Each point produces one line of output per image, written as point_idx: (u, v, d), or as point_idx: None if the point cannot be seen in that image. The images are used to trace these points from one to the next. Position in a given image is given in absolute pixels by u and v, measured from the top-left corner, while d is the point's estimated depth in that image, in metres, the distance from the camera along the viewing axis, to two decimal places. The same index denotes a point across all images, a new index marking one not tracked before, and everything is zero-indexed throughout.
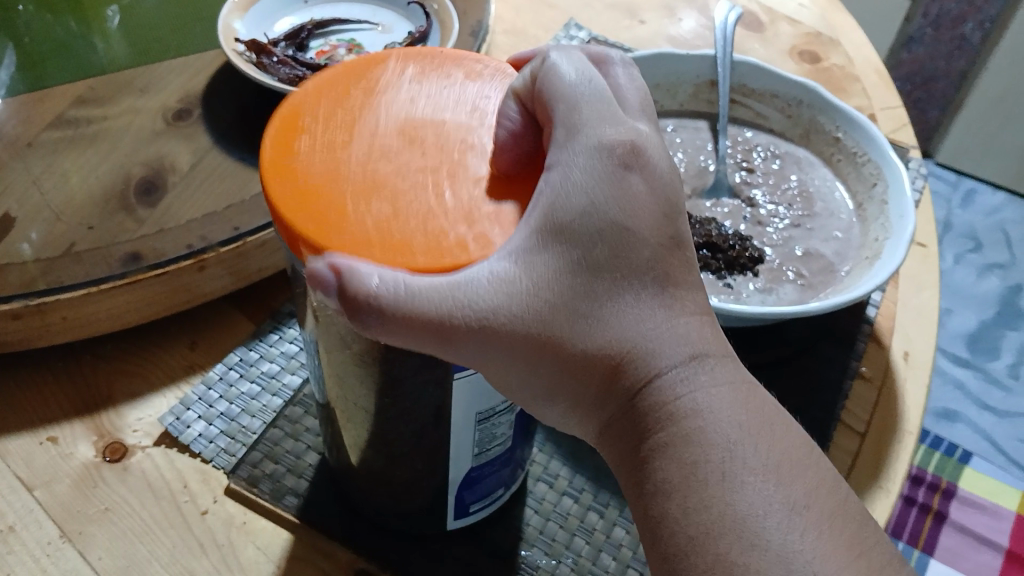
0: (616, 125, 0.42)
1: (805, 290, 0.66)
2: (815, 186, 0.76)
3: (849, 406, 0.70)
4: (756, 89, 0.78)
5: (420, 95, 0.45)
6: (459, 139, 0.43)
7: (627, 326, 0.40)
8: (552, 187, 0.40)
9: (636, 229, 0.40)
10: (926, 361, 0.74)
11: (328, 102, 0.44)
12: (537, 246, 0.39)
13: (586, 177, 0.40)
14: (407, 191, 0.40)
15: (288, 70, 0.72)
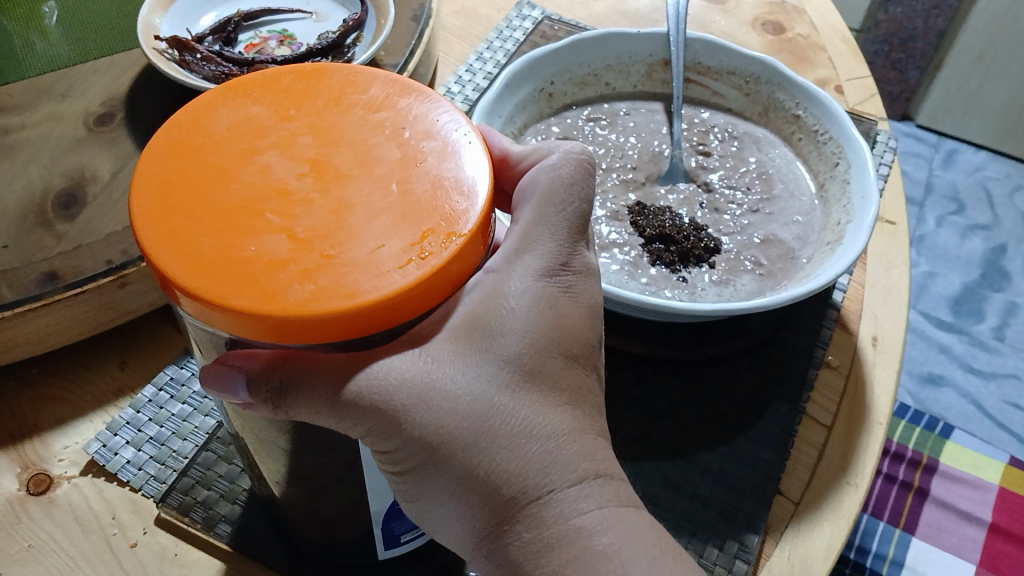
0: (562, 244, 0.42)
1: (764, 280, 0.63)
2: (776, 166, 0.72)
3: (814, 397, 0.67)
4: (711, 66, 0.75)
5: (354, 116, 0.38)
6: (360, 169, 0.36)
7: (514, 425, 0.39)
8: (493, 286, 0.40)
9: (554, 353, 0.41)
10: (896, 345, 0.71)
11: (254, 102, 0.39)
12: (462, 346, 0.38)
13: (523, 293, 0.40)
14: (265, 227, 0.34)
15: (213, 67, 0.69)
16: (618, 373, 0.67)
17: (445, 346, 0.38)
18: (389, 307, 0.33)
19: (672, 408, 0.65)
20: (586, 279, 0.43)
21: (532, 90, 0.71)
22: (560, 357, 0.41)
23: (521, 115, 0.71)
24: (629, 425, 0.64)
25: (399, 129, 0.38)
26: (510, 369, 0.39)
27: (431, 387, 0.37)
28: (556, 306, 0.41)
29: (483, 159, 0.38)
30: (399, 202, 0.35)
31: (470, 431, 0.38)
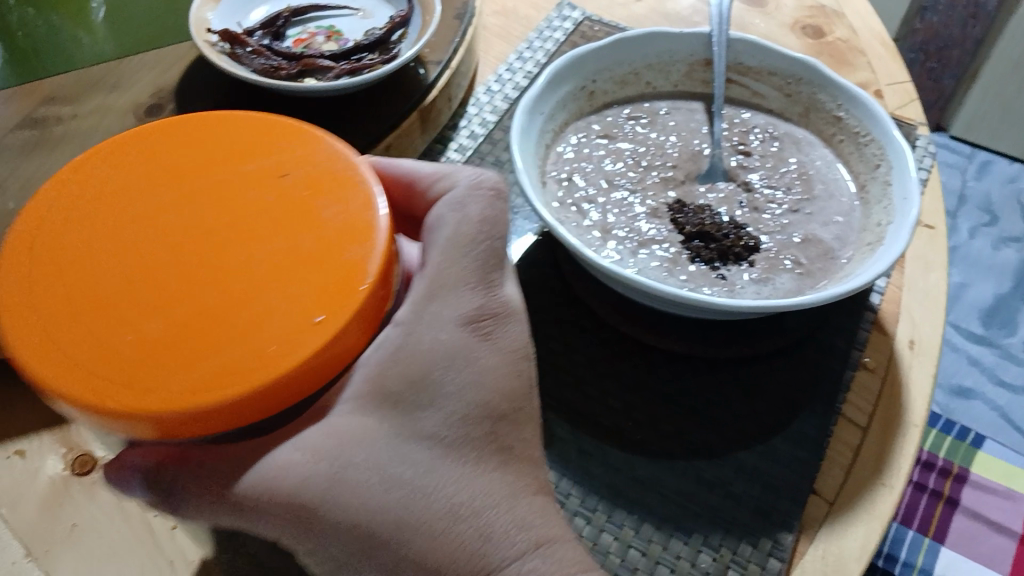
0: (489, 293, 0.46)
1: (803, 280, 0.63)
2: (817, 167, 0.72)
3: (851, 398, 0.68)
4: (752, 66, 0.75)
5: (236, 199, 0.40)
6: (197, 254, 0.38)
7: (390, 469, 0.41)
8: (394, 344, 0.42)
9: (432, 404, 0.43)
10: (932, 350, 0.71)
11: (116, 178, 0.41)
12: (346, 412, 0.41)
13: (444, 344, 0.43)
14: (161, 331, 0.36)
15: (263, 60, 0.70)
16: (654, 370, 0.67)
17: (400, 402, 0.42)
18: (268, 395, 0.36)
19: (707, 406, 0.65)
20: (500, 319, 0.47)
21: (573, 88, 0.72)
22: (490, 415, 0.44)
23: (562, 113, 0.72)
24: (665, 422, 0.64)
25: (274, 179, 0.41)
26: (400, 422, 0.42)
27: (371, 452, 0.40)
28: (481, 357, 0.45)
29: (381, 217, 0.41)
30: (186, 266, 0.38)
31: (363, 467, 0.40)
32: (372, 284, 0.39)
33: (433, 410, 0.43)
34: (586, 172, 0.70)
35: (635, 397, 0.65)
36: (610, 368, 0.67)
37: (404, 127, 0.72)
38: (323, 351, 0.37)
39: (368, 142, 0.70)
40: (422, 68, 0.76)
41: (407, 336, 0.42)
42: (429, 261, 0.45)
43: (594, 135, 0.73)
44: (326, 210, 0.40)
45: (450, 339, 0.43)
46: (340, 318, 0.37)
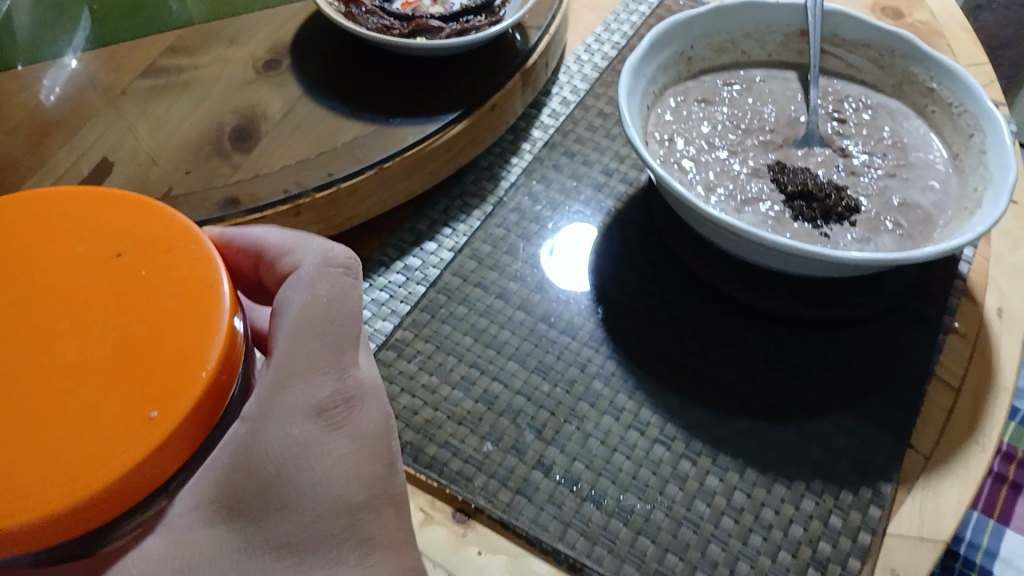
0: (326, 376, 0.39)
1: (904, 241, 0.65)
2: (912, 136, 0.74)
3: (943, 360, 0.69)
4: (848, 39, 0.77)
5: (35, 257, 0.34)
6: (36, 328, 0.32)
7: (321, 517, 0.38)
8: (240, 443, 0.36)
9: (339, 492, 0.39)
10: (1022, 317, 0.72)
11: (13, 242, 0.35)
12: (202, 521, 0.35)
13: (283, 444, 0.37)
14: (46, 432, 0.30)
15: (376, 19, 0.72)
16: (752, 326, 0.69)
17: (311, 484, 0.38)
18: (63, 523, 0.29)
19: (804, 362, 0.67)
20: (354, 404, 0.41)
21: (675, 52, 0.74)
22: (347, 508, 0.39)
23: (663, 77, 0.74)
24: (765, 375, 0.66)
25: (108, 258, 0.35)
26: (320, 499, 0.38)
27: (290, 515, 0.38)
28: (336, 438, 0.40)
29: (224, 299, 0.34)
30: (130, 367, 0.32)
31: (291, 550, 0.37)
32: (212, 371, 0.32)
33: (344, 490, 0.39)
34: (687, 133, 0.71)
35: (734, 350, 0.67)
36: (709, 323, 0.69)
37: (510, 87, 0.74)
38: (146, 460, 0.30)
39: (476, 99, 0.72)
40: (523, 33, 0.79)
41: (299, 417, 0.38)
42: (276, 347, 0.39)
43: (693, 100, 0.75)
44: (155, 291, 0.34)
45: (308, 432, 0.38)
46: (174, 419, 0.31)
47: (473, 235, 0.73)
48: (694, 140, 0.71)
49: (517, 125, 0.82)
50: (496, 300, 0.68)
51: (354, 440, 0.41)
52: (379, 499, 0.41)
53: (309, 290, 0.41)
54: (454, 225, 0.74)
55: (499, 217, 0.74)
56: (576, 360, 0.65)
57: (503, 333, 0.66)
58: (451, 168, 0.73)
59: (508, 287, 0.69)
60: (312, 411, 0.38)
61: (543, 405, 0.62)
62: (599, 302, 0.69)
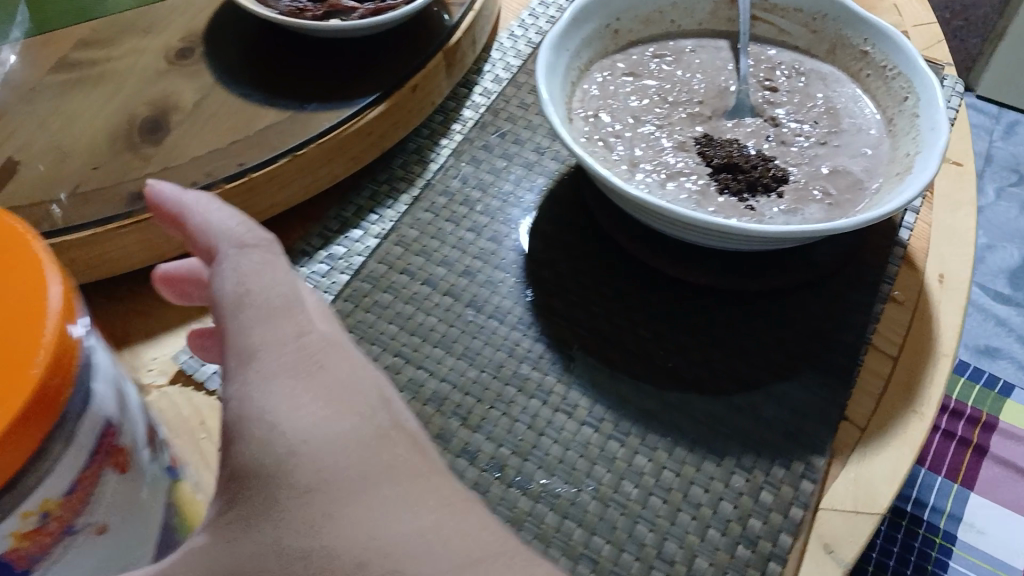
0: (267, 321, 0.36)
1: (833, 209, 0.63)
2: (845, 101, 0.72)
3: (882, 328, 0.68)
4: (779, 3, 0.75)
5: None
6: None
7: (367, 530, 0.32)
8: (238, 408, 0.35)
9: (333, 468, 0.34)
10: (961, 283, 0.71)
11: None
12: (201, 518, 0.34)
13: (270, 398, 0.35)
14: None
15: (289, 1, 0.71)
16: (684, 301, 0.68)
17: (343, 462, 0.34)
18: None
19: (737, 335, 0.66)
20: (313, 335, 0.38)
21: (598, 26, 0.72)
22: (373, 435, 0.36)
23: (588, 51, 0.72)
24: (695, 351, 0.65)
25: None
26: (346, 464, 0.34)
27: (334, 478, 0.34)
28: (321, 408, 0.35)
29: (59, 303, 0.33)
30: None
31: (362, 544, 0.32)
32: (40, 375, 0.31)
33: (317, 461, 0.34)
34: (613, 108, 0.70)
35: (665, 326, 0.66)
36: (640, 300, 0.67)
37: (431, 68, 0.73)
38: None
39: (395, 82, 0.71)
40: (446, 11, 0.77)
41: (263, 397, 0.35)
42: (223, 320, 0.36)
43: (619, 74, 0.73)
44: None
45: (279, 403, 0.35)
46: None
47: (400, 219, 0.71)
48: (617, 112, 0.70)
49: (448, 105, 0.80)
50: (422, 286, 0.67)
51: (330, 396, 0.36)
52: (459, 485, 0.37)
53: (220, 221, 0.38)
54: (380, 210, 0.72)
55: (426, 201, 0.73)
56: (503, 344, 0.64)
57: (428, 319, 0.65)
58: (376, 154, 0.71)
59: (435, 272, 0.68)
60: (273, 383, 0.35)
61: (470, 392, 0.61)
62: (529, 283, 0.68)
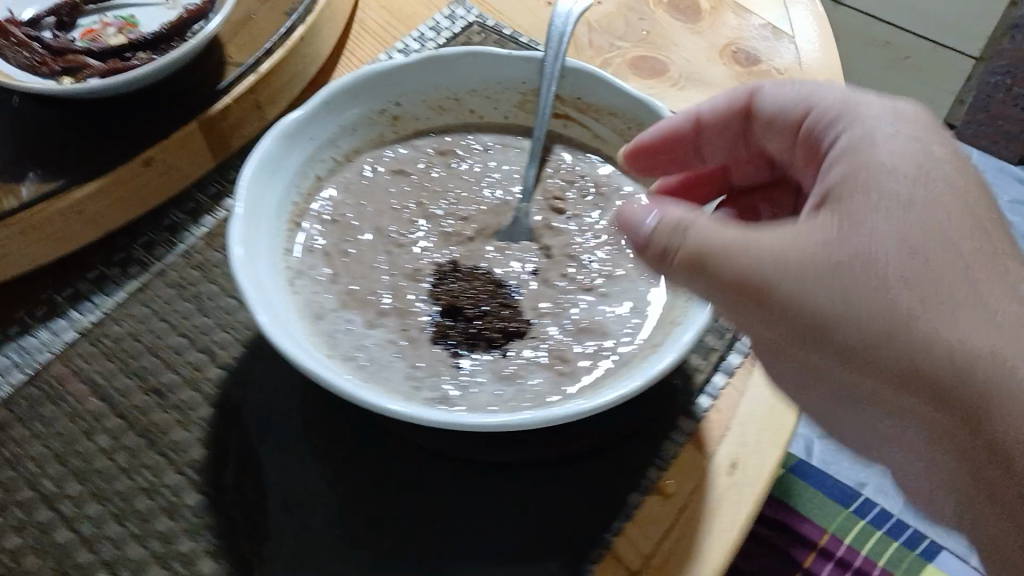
0: (530, 377, 0.51)
1: (563, 380, 0.51)
2: (641, 232, 0.60)
3: (629, 529, 0.53)
4: (592, 104, 0.63)
5: None
6: None
7: (925, 327, 0.42)
8: (706, 250, 0.47)
9: (887, 271, 0.43)
10: (756, 479, 0.56)
11: None
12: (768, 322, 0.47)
13: (697, 284, 0.48)
14: None
15: (21, 53, 0.64)
16: (399, 459, 0.55)
17: (823, 303, 0.44)
18: None
19: (446, 513, 0.53)
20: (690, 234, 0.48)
21: (367, 111, 0.62)
22: (906, 299, 0.43)
23: (351, 139, 0.62)
24: (387, 523, 0.53)
25: None
26: (864, 295, 0.43)
27: (833, 292, 0.44)
28: (919, 226, 0.44)
29: None
30: None
31: (967, 341, 0.42)
32: None
33: (957, 335, 0.42)
34: (361, 210, 0.60)
35: (363, 486, 0.54)
36: (344, 449, 0.55)
37: (175, 139, 0.64)
38: None
39: (123, 154, 0.63)
40: (223, 74, 0.69)
41: (798, 290, 0.45)
42: (732, 238, 0.47)
43: (386, 169, 0.64)
44: None
45: (817, 286, 0.44)
46: None
47: (111, 313, 0.62)
48: (361, 217, 0.59)
49: (229, 174, 0.69)
50: (100, 403, 0.57)
51: (903, 205, 0.45)
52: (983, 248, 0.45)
53: (493, 391, 0.50)
54: (96, 299, 0.62)
55: (151, 292, 0.63)
56: (160, 491, 0.54)
57: (89, 445, 0.56)
58: (98, 233, 0.63)
59: (122, 385, 0.58)
60: (867, 213, 0.45)
61: (96, 546, 0.51)
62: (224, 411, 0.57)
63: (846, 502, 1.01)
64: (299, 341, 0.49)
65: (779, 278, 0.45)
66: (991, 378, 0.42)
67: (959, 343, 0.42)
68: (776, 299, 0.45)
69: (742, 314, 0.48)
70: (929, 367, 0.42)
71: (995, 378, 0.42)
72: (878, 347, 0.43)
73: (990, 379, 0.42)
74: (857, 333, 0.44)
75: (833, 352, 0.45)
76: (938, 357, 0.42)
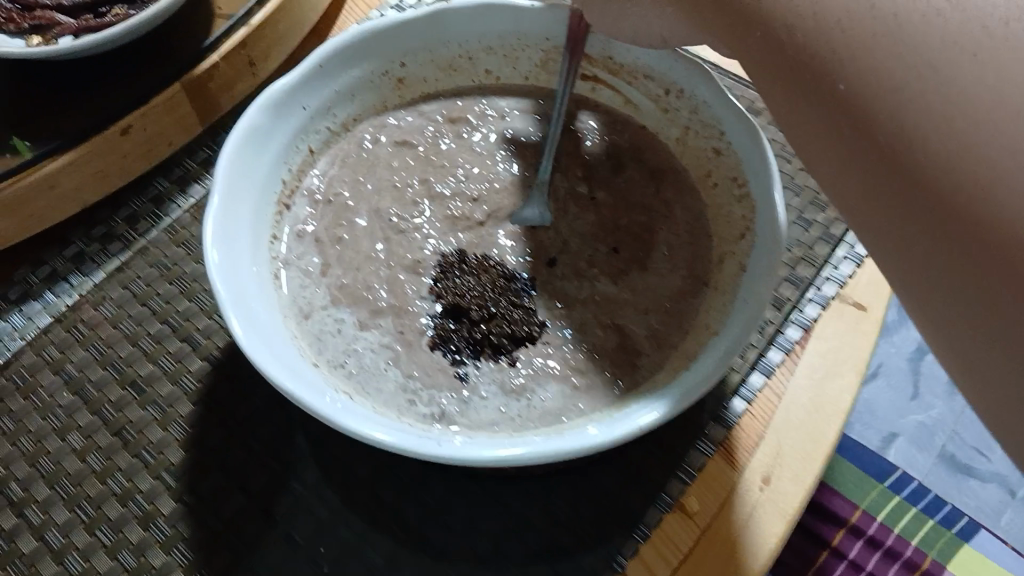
0: (546, 392, 0.45)
1: (577, 395, 0.45)
2: (672, 216, 0.53)
3: (647, 555, 0.48)
4: (624, 64, 0.56)
5: None
6: None
7: (970, 102, 0.31)
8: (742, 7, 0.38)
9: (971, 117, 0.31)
10: (792, 495, 0.50)
11: None
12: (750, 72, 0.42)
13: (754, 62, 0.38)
14: None
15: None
16: (392, 468, 0.51)
17: (909, 95, 0.32)
18: None
19: (440, 531, 0.49)
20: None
21: (368, 73, 0.56)
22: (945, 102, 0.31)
23: (349, 106, 0.57)
24: (376, 542, 0.48)
25: None
26: (924, 91, 0.32)
27: (928, 103, 0.32)
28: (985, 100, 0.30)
29: None
30: None
31: (999, 135, 0.30)
32: None
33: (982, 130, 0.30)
34: (358, 188, 0.55)
35: (351, 495, 0.50)
36: (336, 452, 0.51)
37: (157, 103, 0.58)
38: None
39: (99, 121, 0.57)
40: (212, 27, 0.62)
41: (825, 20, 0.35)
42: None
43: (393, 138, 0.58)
44: None
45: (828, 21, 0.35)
46: None
47: (89, 296, 0.57)
48: (357, 197, 0.54)
49: (219, 138, 0.63)
50: (73, 397, 0.53)
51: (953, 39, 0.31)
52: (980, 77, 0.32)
53: (516, 403, 0.45)
54: (73, 279, 0.58)
55: (130, 273, 0.58)
56: (133, 499, 0.49)
57: (61, 444, 0.51)
58: (73, 206, 0.58)
59: (98, 377, 0.54)
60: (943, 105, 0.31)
61: (65, 555, 0.48)
62: (203, 412, 0.52)
63: (882, 477, 0.94)
64: (281, 352, 0.44)
65: (876, 87, 0.33)
66: (983, 170, 0.30)
67: (972, 133, 0.31)
68: (839, 102, 0.35)
69: (819, 160, 0.37)
70: (990, 201, 0.30)
71: (986, 164, 0.30)
72: (959, 177, 0.31)
73: (992, 174, 0.30)
74: (916, 149, 0.32)
75: (882, 186, 0.34)
76: (929, 147, 0.32)
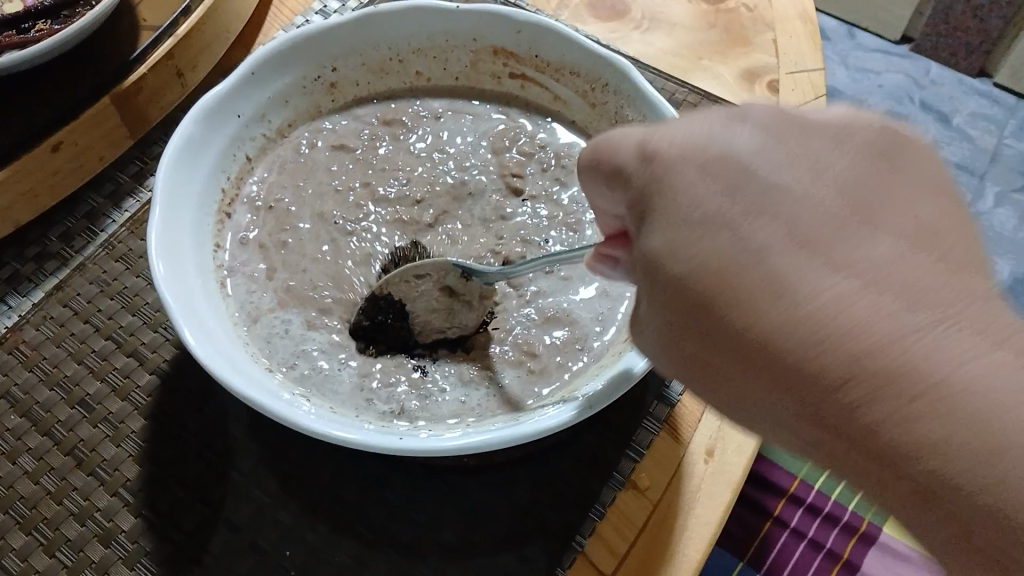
0: (500, 383, 0.48)
1: (527, 382, 0.48)
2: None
3: (604, 530, 0.50)
4: (551, 61, 0.58)
5: None
6: None
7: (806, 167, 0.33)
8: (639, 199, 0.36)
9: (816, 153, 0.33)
10: (735, 466, 0.52)
11: None
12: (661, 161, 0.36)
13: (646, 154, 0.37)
14: None
15: None
16: (350, 468, 0.51)
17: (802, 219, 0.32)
18: None
19: (404, 526, 0.49)
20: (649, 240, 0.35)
21: (300, 77, 0.57)
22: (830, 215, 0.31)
23: (283, 112, 0.57)
24: (341, 543, 0.49)
25: None
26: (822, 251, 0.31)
27: (719, 240, 0.32)
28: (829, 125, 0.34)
29: None
30: None
31: (896, 399, 0.28)
32: None
33: (841, 278, 0.30)
34: (298, 194, 0.56)
35: (311, 497, 0.50)
36: (293, 456, 0.51)
37: (86, 118, 0.57)
38: None
39: (26, 139, 0.56)
40: (137, 40, 0.62)
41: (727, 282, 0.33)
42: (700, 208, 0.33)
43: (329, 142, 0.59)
44: None
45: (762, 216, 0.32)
46: None
47: (28, 317, 0.56)
48: (299, 203, 0.55)
49: (150, 150, 0.63)
50: (21, 420, 0.52)
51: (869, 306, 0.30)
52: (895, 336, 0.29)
53: (470, 396, 0.47)
54: (11, 300, 0.57)
55: (70, 290, 0.57)
56: (92, 517, 0.49)
57: (12, 468, 0.51)
58: (6, 227, 0.57)
59: (46, 398, 0.53)
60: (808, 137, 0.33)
61: None
62: (156, 426, 0.52)
63: None
64: (236, 362, 0.45)
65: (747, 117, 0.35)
66: (986, 413, 0.27)
67: (955, 378, 0.27)
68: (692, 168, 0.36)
69: None
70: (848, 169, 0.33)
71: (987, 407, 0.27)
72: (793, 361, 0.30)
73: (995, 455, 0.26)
74: (899, 381, 0.28)
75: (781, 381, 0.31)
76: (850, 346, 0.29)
